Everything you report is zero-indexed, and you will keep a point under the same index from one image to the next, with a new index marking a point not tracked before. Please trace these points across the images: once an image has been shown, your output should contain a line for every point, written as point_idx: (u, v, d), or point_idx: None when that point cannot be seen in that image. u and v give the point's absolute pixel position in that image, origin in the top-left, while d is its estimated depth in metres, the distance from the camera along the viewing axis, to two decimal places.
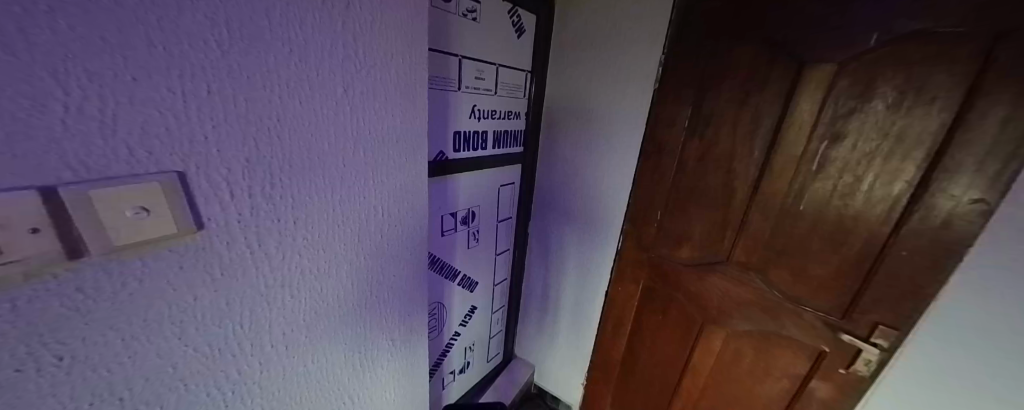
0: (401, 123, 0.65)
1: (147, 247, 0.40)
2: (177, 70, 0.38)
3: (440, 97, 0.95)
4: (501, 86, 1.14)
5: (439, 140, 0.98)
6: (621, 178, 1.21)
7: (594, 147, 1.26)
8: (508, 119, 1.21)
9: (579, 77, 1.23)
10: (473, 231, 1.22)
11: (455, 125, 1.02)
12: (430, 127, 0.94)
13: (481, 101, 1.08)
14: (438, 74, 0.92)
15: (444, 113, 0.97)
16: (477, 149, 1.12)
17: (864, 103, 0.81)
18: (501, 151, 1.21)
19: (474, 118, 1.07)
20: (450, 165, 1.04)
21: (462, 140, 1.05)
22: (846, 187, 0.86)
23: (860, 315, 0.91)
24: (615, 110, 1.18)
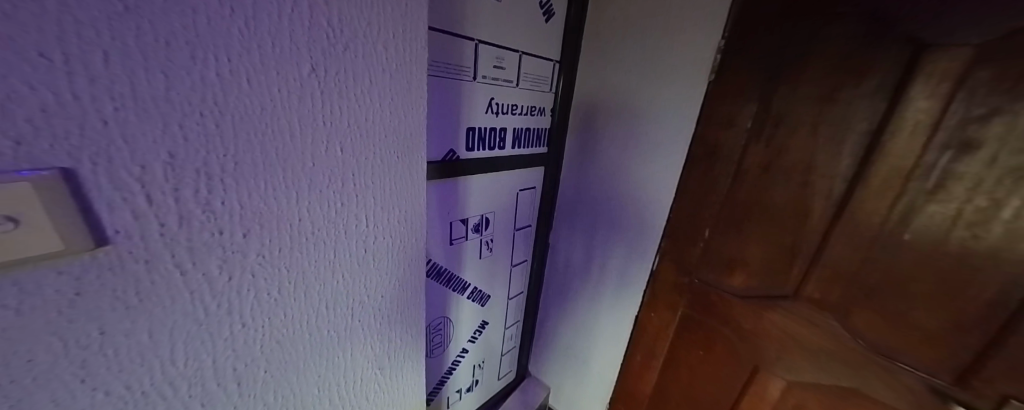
0: (392, 116, 0.52)
1: (13, 271, 0.29)
2: (55, 29, 0.27)
3: (447, 87, 0.82)
4: (525, 78, 0.99)
5: (445, 136, 0.85)
6: (663, 187, 1.03)
7: (633, 151, 1.09)
8: (532, 116, 1.06)
9: (618, 70, 1.07)
10: (486, 241, 1.09)
11: (466, 121, 0.89)
12: (433, 122, 0.81)
13: (500, 94, 0.95)
14: (443, 58, 0.78)
15: (451, 106, 0.84)
16: (494, 148, 0.98)
17: (1014, 100, 0.58)
18: (522, 151, 1.07)
19: (491, 113, 0.94)
20: (459, 166, 0.90)
21: (475, 138, 0.92)
22: (978, 214, 0.64)
23: (985, 386, 0.68)
24: (659, 109, 1.01)
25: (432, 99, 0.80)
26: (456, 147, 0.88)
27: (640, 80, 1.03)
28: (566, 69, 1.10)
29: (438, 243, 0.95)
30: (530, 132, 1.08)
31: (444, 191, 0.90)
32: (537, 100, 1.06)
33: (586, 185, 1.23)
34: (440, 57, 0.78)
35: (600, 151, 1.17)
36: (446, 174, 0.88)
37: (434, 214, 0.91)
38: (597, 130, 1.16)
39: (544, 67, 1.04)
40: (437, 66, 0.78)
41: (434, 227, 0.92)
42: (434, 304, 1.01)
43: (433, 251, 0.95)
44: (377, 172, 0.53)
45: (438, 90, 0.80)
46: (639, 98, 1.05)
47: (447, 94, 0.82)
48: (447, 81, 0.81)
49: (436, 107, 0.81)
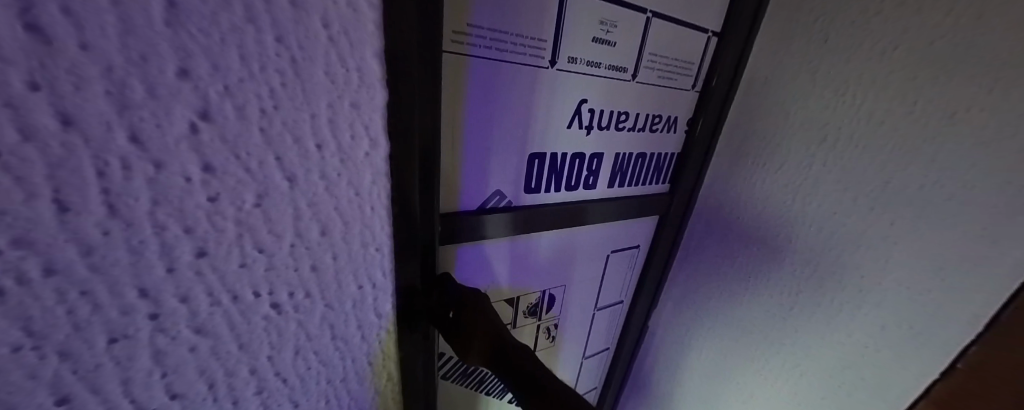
0: (216, 189, 0.13)
1: None
2: None
3: (492, 80, 0.42)
4: (654, 64, 0.54)
5: (487, 170, 0.46)
6: (949, 316, 0.46)
7: (862, 225, 0.52)
8: (654, 133, 0.60)
9: (838, 57, 0.52)
10: (548, 326, 0.69)
11: (528, 143, 0.48)
12: (456, 145, 0.43)
13: (599, 93, 0.52)
14: (482, 21, 0.39)
15: (493, 115, 0.44)
16: (575, 187, 0.55)
17: None
18: (626, 192, 0.62)
19: (579, 127, 0.52)
20: (505, 222, 0.49)
21: (542, 171, 0.51)
22: None
23: None
24: (968, 143, 0.43)
25: (454, 102, 0.41)
26: (505, 189, 0.49)
27: (914, 74, 0.46)
28: (731, 47, 0.57)
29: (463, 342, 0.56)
30: (645, 163, 0.62)
31: (482, 259, 0.52)
32: (670, 105, 0.59)
33: (726, 259, 0.70)
34: (477, 17, 0.38)
35: (772, 202, 0.62)
36: (482, 236, 0.48)
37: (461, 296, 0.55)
38: (772, 167, 0.61)
39: (693, 41, 0.55)
40: (471, 37, 0.39)
41: None
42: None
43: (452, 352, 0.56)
44: (182, 381, 0.14)
45: (474, 85, 0.41)
46: (901, 115, 0.47)
47: (488, 93, 0.42)
48: (490, 69, 0.41)
49: (465, 118, 0.42)
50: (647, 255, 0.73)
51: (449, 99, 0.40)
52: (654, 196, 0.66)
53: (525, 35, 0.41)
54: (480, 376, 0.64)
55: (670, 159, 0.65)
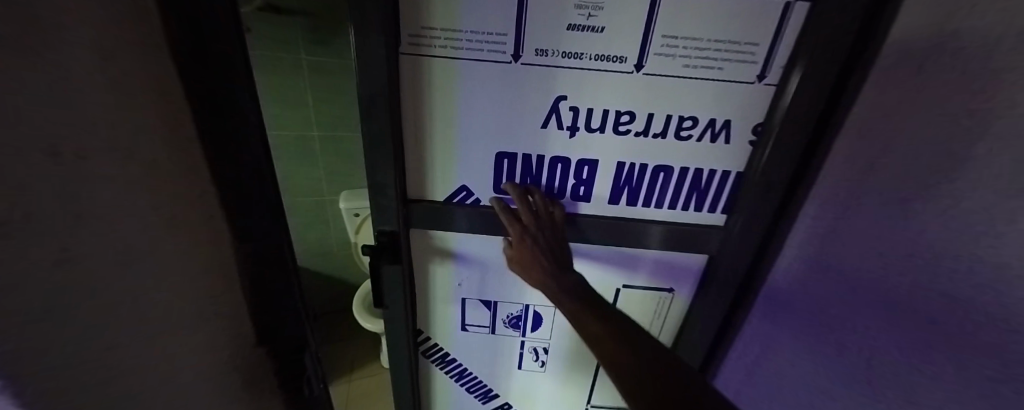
0: None
1: None
2: None
3: (450, 83, 0.45)
4: (684, 50, 0.41)
5: (450, 164, 0.51)
6: None
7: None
8: (687, 141, 0.46)
9: None
10: (534, 346, 0.71)
11: (492, 142, 0.49)
12: (420, 141, 0.49)
13: (586, 91, 0.45)
14: (433, 24, 0.42)
15: (450, 111, 0.47)
16: (553, 192, 0.52)
17: None
18: (637, 214, 0.52)
19: (553, 127, 0.47)
20: (463, 216, 0.53)
21: (512, 171, 0.51)
22: None
23: None
24: None
25: (411, 100, 0.46)
26: (467, 183, 0.52)
27: None
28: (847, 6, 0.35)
29: (444, 317, 0.67)
30: (671, 181, 0.49)
31: (460, 256, 0.60)
32: (717, 104, 0.44)
33: (831, 354, 0.41)
34: (428, 19, 0.41)
35: (894, 263, 0.34)
36: (439, 225, 0.54)
37: (453, 287, 0.64)
38: (918, 212, 0.32)
39: (752, 15, 0.38)
40: (423, 39, 0.42)
41: (431, 294, 0.65)
42: (436, 394, 0.78)
43: (435, 331, 0.69)
44: None
45: (438, 88, 0.46)
46: None
47: (440, 91, 0.46)
48: (441, 69, 0.44)
49: (427, 115, 0.47)
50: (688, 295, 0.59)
51: (409, 103, 0.47)
52: (697, 229, 0.50)
53: (478, 30, 0.42)
54: (458, 365, 0.74)
55: (722, 181, 0.48)
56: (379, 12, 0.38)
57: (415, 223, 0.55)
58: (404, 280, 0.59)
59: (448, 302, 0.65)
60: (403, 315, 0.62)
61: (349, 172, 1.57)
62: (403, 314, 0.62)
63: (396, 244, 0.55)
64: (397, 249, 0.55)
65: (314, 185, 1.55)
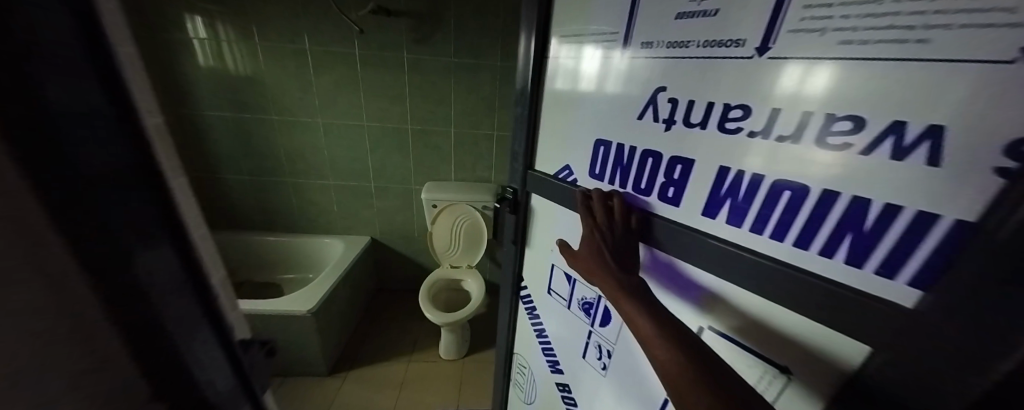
0: None
1: None
2: None
3: (569, 73, 0.54)
4: (842, 20, 0.27)
5: (561, 145, 0.59)
6: None
7: None
8: (840, 153, 0.28)
9: None
10: (600, 343, 0.62)
11: (595, 127, 0.51)
12: (545, 120, 0.61)
13: (688, 80, 0.38)
14: (566, 29, 0.54)
15: (568, 98, 0.55)
16: (638, 189, 0.46)
17: None
18: (739, 244, 0.36)
19: (648, 119, 0.43)
20: (563, 194, 0.58)
21: (606, 159, 0.50)
22: None
23: None
24: None
25: (549, 91, 0.59)
26: (571, 164, 0.57)
27: None
28: None
29: (538, 278, 0.74)
30: (801, 212, 0.31)
31: (557, 224, 0.64)
32: (900, 97, 0.25)
33: None
34: (564, 26, 0.54)
35: None
36: (540, 188, 0.63)
37: (544, 250, 0.70)
38: None
39: None
40: (556, 39, 0.56)
41: (528, 252, 0.75)
42: (522, 339, 0.85)
43: (531, 284, 0.77)
44: None
45: (562, 76, 0.56)
46: None
47: (564, 80, 0.56)
48: (565, 64, 0.55)
49: (553, 101, 0.59)
50: (827, 396, 0.33)
51: (548, 91, 0.59)
52: (828, 287, 0.30)
53: (596, 30, 0.48)
54: (540, 323, 0.78)
55: (910, 234, 0.25)
56: (535, 24, 0.57)
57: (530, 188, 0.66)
58: (517, 229, 0.73)
59: (539, 260, 0.72)
60: (511, 253, 0.78)
61: (435, 166, 1.65)
62: (512, 255, 0.78)
63: (517, 198, 0.70)
64: (517, 202, 0.71)
65: (403, 173, 1.67)
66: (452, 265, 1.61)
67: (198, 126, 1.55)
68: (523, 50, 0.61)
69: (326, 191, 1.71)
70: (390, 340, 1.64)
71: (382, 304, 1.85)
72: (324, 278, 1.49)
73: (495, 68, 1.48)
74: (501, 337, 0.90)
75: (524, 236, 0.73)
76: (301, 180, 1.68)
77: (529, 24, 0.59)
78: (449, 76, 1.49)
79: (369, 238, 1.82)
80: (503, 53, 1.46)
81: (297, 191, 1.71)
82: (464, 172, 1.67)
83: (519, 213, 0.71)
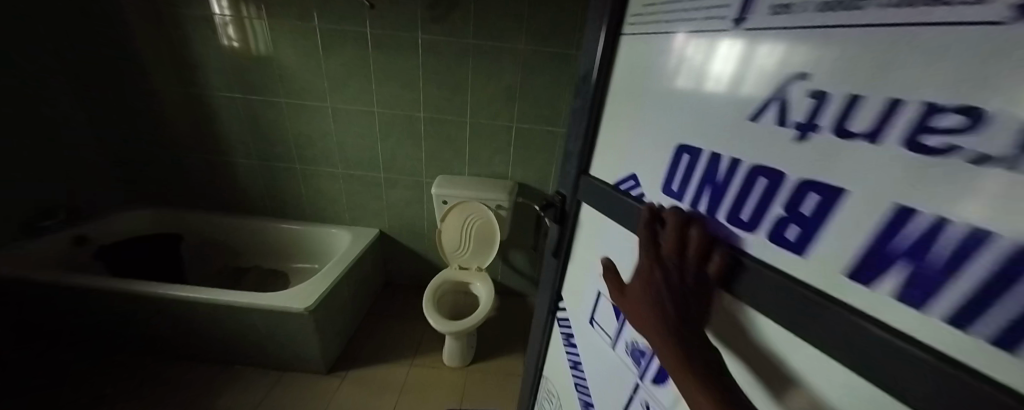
0: None
1: None
2: None
3: (652, 58, 0.43)
4: None
5: (627, 148, 0.47)
6: None
7: None
8: None
9: None
10: (646, 401, 0.47)
11: (677, 128, 0.39)
12: (612, 116, 0.50)
13: (852, 63, 0.24)
14: (653, 1, 0.43)
15: (643, 89, 0.44)
16: (736, 219, 0.33)
17: None
18: (907, 337, 0.22)
19: (767, 121, 0.30)
20: (624, 210, 0.46)
21: (690, 172, 0.37)
22: None
23: None
24: None
25: (620, 79, 0.49)
26: (637, 173, 0.45)
27: None
28: None
29: (580, 304, 0.61)
30: None
31: (606, 242, 0.52)
32: None
33: None
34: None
35: None
36: (594, 198, 0.53)
37: (588, 271, 0.57)
38: None
39: None
40: (640, 17, 0.45)
41: (568, 268, 0.64)
42: (553, 365, 0.73)
43: (570, 306, 0.64)
44: None
45: (641, 63, 0.45)
46: None
47: (642, 66, 0.45)
48: (646, 46, 0.44)
49: (623, 93, 0.48)
50: None
51: (620, 81, 0.49)
52: None
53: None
54: (575, 354, 0.64)
55: None
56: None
57: (582, 195, 0.56)
58: (559, 241, 0.63)
59: (581, 281, 0.60)
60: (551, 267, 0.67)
61: (449, 159, 1.54)
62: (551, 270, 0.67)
63: (564, 206, 0.60)
64: (563, 211, 0.60)
65: (415, 164, 1.56)
66: (462, 266, 1.51)
67: (206, 107, 1.48)
68: (596, 32, 0.52)
69: (333, 179, 1.62)
70: (392, 341, 1.55)
71: (389, 301, 1.77)
72: (328, 271, 1.41)
73: (519, 52, 1.34)
74: (531, 356, 0.80)
75: (567, 251, 0.62)
76: (309, 167, 1.60)
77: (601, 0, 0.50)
78: (468, 60, 1.36)
79: (378, 230, 1.73)
80: (529, 35, 1.31)
81: (305, 178, 1.63)
82: (480, 166, 1.55)
83: (564, 224, 0.60)
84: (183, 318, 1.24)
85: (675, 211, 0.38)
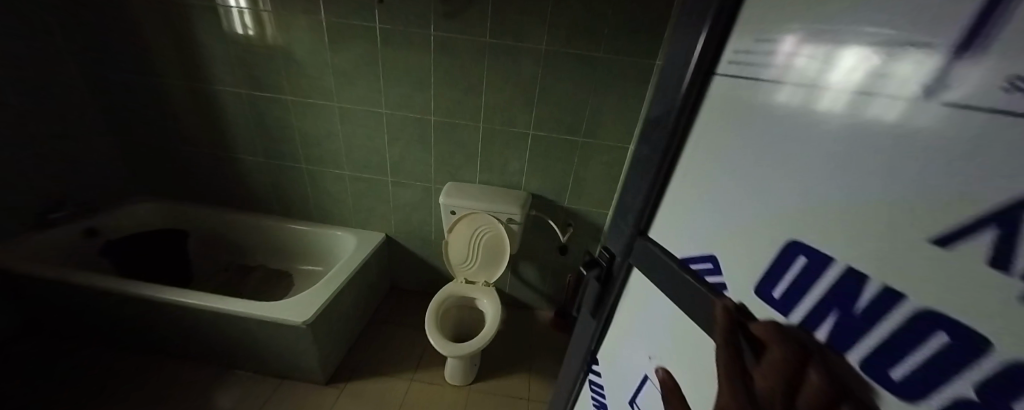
0: None
1: None
2: None
3: (755, 111, 0.32)
4: None
5: (706, 217, 0.37)
6: None
7: None
8: None
9: None
10: None
11: (787, 215, 0.28)
12: (684, 174, 0.40)
13: None
14: (771, 27, 0.31)
15: (736, 151, 0.34)
16: (888, 375, 0.22)
17: None
18: None
19: (973, 252, 0.19)
20: (694, 297, 0.37)
21: (804, 281, 0.27)
22: None
23: None
24: None
25: (703, 125, 0.38)
26: (716, 256, 0.35)
27: None
28: None
29: (618, 378, 0.53)
30: None
31: (660, 324, 0.42)
32: None
33: None
34: (767, 20, 0.32)
35: None
36: (651, 269, 0.43)
37: (631, 345, 0.49)
38: None
39: None
40: (741, 52, 0.34)
41: (603, 332, 0.55)
42: None
43: (605, 374, 0.56)
44: None
45: (734, 114, 0.34)
46: None
47: (740, 115, 0.34)
48: (749, 88, 0.33)
49: (707, 143, 0.37)
50: None
51: (699, 132, 0.38)
52: None
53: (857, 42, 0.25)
54: None
55: None
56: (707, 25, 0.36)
57: (636, 261, 0.46)
58: (599, 303, 0.54)
59: (622, 352, 0.51)
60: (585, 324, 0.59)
61: (459, 165, 1.45)
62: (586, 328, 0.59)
63: (611, 268, 0.51)
64: (610, 273, 0.51)
65: (424, 169, 1.48)
66: (468, 280, 1.43)
67: (211, 101, 1.43)
68: (671, 66, 0.41)
69: (340, 181, 1.56)
70: (395, 352, 1.50)
71: (394, 306, 1.72)
72: (330, 279, 1.35)
73: (539, 52, 1.22)
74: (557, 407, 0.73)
75: (607, 315, 0.53)
76: (315, 168, 1.54)
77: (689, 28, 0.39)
78: (483, 60, 1.25)
79: (383, 234, 1.66)
80: (551, 34, 1.18)
81: (311, 178, 1.57)
82: (492, 173, 1.45)
83: (607, 286, 0.52)
84: (183, 322, 1.21)
85: (772, 325, 0.29)
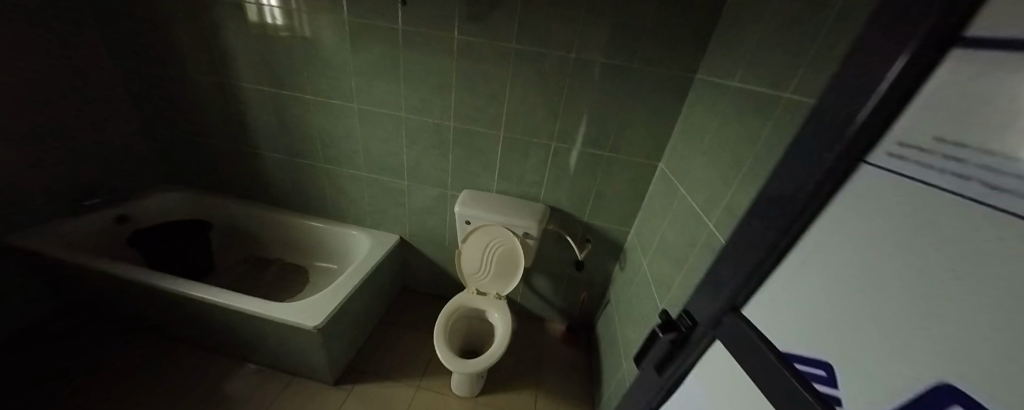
0: None
1: None
2: None
3: (896, 230, 0.30)
4: None
5: (829, 326, 0.35)
6: None
7: None
8: None
9: None
10: None
11: (937, 357, 0.26)
12: (803, 272, 0.38)
13: None
14: (931, 142, 0.28)
15: (875, 268, 0.32)
16: None
17: None
18: None
19: None
20: (796, 399, 0.36)
21: None
22: None
23: None
24: None
25: (841, 221, 0.35)
26: (833, 367, 0.34)
27: None
28: None
29: None
30: None
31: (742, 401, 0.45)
32: None
33: None
34: (954, 132, 0.27)
35: None
36: (744, 352, 0.44)
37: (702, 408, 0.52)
38: None
39: None
40: (891, 157, 0.31)
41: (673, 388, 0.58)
42: None
43: None
44: None
45: (871, 226, 0.32)
46: None
47: (899, 231, 0.30)
48: (912, 206, 0.30)
49: (844, 245, 0.34)
50: None
51: (824, 234, 0.36)
52: None
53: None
54: None
55: None
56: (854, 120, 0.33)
57: (723, 336, 0.47)
58: (671, 360, 0.57)
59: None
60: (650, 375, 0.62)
61: (478, 173, 1.41)
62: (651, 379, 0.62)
63: (690, 334, 0.53)
64: (688, 338, 0.54)
65: (441, 175, 1.45)
66: (480, 291, 1.39)
67: (234, 96, 1.44)
68: (798, 149, 0.39)
69: (358, 182, 1.55)
70: (405, 356, 1.50)
71: (406, 308, 1.73)
72: (341, 282, 1.35)
73: (566, 61, 1.14)
74: None
75: (680, 374, 0.56)
76: (334, 168, 1.53)
77: (819, 123, 0.37)
78: (507, 66, 1.19)
79: (398, 237, 1.65)
80: (580, 42, 1.11)
81: (329, 177, 1.57)
82: (510, 183, 1.40)
83: (686, 349, 0.54)
84: (203, 316, 1.25)
85: None
